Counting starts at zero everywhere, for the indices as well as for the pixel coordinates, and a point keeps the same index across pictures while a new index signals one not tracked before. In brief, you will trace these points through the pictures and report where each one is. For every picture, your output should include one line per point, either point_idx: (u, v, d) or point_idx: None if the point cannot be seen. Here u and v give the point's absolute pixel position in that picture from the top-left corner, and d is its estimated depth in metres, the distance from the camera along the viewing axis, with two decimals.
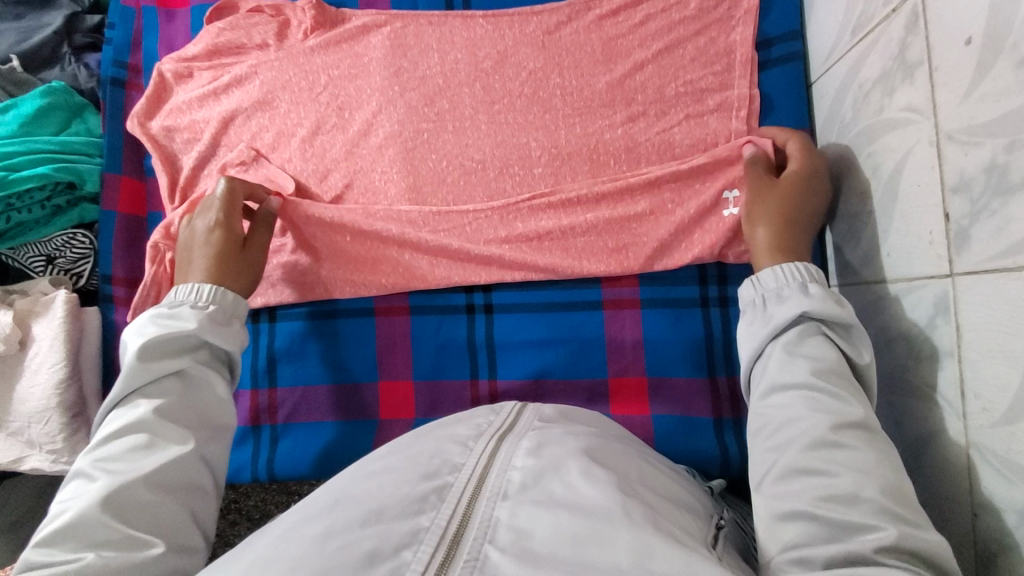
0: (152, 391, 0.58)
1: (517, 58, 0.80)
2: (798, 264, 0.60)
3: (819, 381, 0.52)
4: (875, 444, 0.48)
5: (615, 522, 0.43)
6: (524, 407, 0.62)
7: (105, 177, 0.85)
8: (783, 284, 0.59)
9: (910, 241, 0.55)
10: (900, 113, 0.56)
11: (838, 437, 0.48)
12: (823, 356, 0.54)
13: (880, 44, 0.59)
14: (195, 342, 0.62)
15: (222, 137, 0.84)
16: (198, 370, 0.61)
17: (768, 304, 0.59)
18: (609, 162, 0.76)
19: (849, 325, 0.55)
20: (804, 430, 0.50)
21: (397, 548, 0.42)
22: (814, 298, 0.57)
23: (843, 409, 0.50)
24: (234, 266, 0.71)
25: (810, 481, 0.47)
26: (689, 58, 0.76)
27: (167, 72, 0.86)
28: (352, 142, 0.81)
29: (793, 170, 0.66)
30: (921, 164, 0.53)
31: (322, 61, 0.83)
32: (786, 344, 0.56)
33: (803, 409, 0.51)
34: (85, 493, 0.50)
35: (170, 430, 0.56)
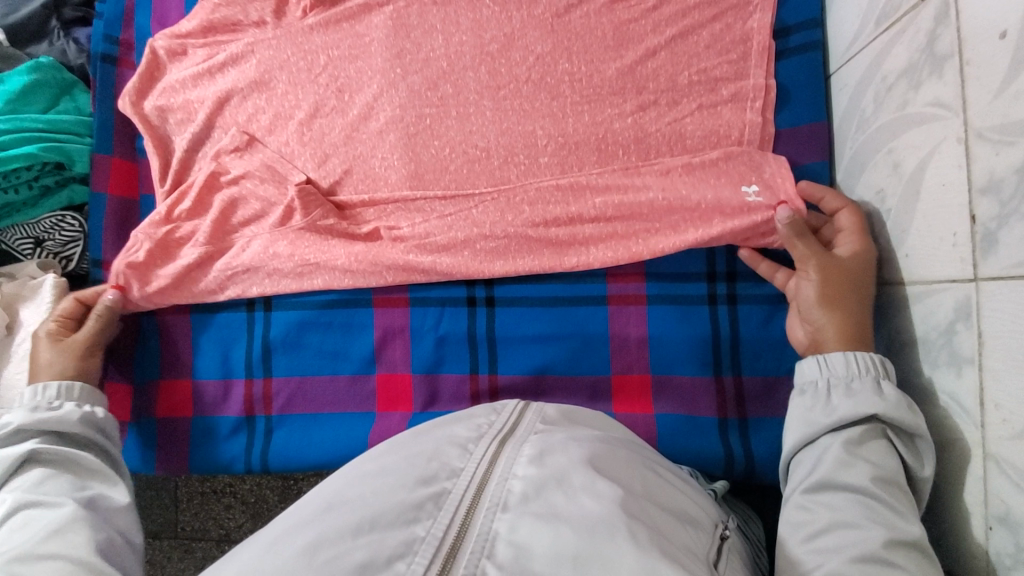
0: (13, 485, 0.61)
1: (524, 41, 0.76)
2: (869, 353, 0.57)
3: (877, 489, 0.51)
4: (924, 567, 0.47)
5: (617, 539, 0.42)
6: (526, 408, 0.61)
7: (96, 158, 0.82)
8: (855, 374, 0.57)
9: (932, 243, 0.53)
10: (925, 109, 0.54)
11: (889, 555, 0.47)
12: (885, 466, 0.53)
13: (908, 35, 0.56)
14: (40, 432, 0.65)
15: (217, 118, 0.81)
16: (49, 452, 0.63)
17: (833, 393, 0.57)
18: (618, 152, 0.74)
19: (920, 437, 0.53)
20: (854, 537, 0.49)
21: (390, 559, 0.42)
22: (887, 401, 0.54)
23: (899, 525, 0.49)
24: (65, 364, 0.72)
25: None
26: (704, 44, 0.73)
27: (160, 49, 0.83)
28: (352, 126, 0.78)
29: (855, 250, 0.61)
30: (946, 163, 0.51)
31: (322, 40, 0.80)
32: (848, 442, 0.54)
33: (856, 516, 0.50)
34: None
35: (43, 500, 0.58)
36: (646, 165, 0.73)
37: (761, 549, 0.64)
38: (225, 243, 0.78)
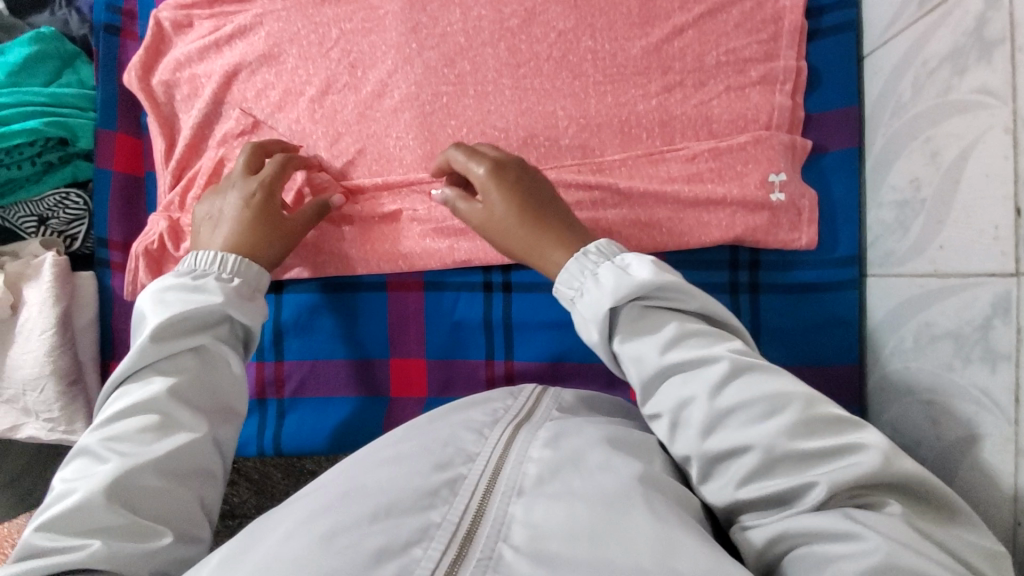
0: (167, 367, 0.56)
1: (546, 17, 0.73)
2: (575, 256, 0.57)
3: (671, 357, 0.50)
4: (757, 386, 0.47)
5: (633, 515, 0.42)
6: (543, 393, 0.61)
7: (99, 133, 0.79)
8: (580, 282, 0.56)
9: (971, 235, 0.51)
10: (969, 96, 0.52)
11: (721, 404, 0.47)
12: (662, 332, 0.52)
13: (953, 18, 0.54)
14: (219, 317, 0.59)
15: (226, 94, 0.78)
16: (216, 347, 0.58)
17: (579, 304, 0.55)
18: (642, 135, 0.72)
19: (663, 286, 0.52)
20: (693, 413, 0.48)
21: (406, 544, 0.41)
22: (605, 283, 0.53)
23: (708, 371, 0.49)
24: (261, 243, 0.65)
25: (738, 463, 0.46)
26: (734, 23, 0.70)
27: (165, 20, 0.80)
28: (365, 103, 0.76)
29: (484, 181, 0.65)
30: (991, 152, 0.49)
31: (334, 12, 0.76)
32: (625, 336, 0.53)
33: (679, 392, 0.50)
34: (95, 475, 0.49)
35: (182, 412, 0.54)
36: (671, 148, 0.71)
37: None
38: None
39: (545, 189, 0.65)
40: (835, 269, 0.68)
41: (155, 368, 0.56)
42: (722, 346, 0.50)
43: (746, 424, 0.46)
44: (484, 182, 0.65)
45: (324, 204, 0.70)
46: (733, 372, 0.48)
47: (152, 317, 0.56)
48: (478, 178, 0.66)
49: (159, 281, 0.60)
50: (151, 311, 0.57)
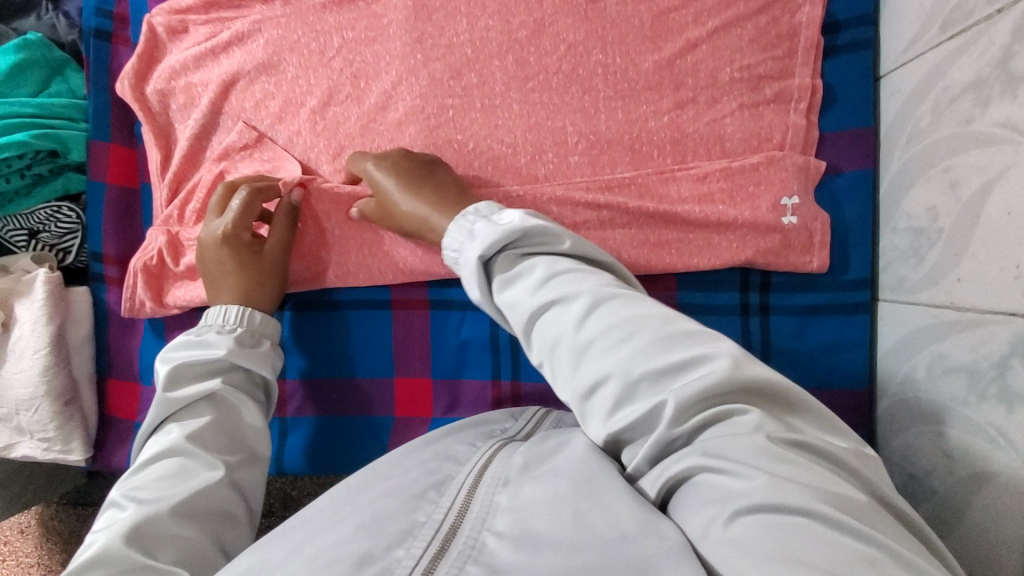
0: (183, 417, 0.60)
1: (556, 29, 0.71)
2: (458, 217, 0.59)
3: (542, 296, 0.49)
4: (618, 312, 0.46)
5: (609, 485, 0.42)
6: (546, 416, 0.62)
7: (93, 144, 0.77)
8: (460, 238, 0.57)
9: (990, 271, 0.51)
10: (992, 129, 0.51)
11: (585, 335, 0.46)
12: (530, 275, 0.51)
13: (977, 47, 0.53)
14: (229, 367, 0.64)
15: (223, 103, 0.75)
16: (227, 393, 0.62)
17: (461, 262, 0.56)
18: (653, 153, 0.70)
19: (526, 230, 0.53)
20: (563, 348, 0.47)
21: (389, 547, 0.39)
22: (478, 236, 0.54)
23: (572, 304, 0.48)
24: (252, 283, 0.69)
25: (601, 394, 0.45)
26: (748, 38, 0.69)
27: (158, 25, 0.76)
28: (368, 115, 0.73)
29: (378, 177, 0.67)
30: (1014, 190, 0.48)
31: (335, 20, 0.74)
32: (502, 285, 0.53)
33: (551, 330, 0.48)
34: (117, 522, 0.50)
35: (199, 455, 0.57)
36: (682, 167, 0.69)
37: None
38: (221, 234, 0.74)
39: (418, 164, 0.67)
40: (847, 292, 0.68)
41: (176, 421, 0.60)
42: (591, 281, 0.49)
43: (606, 351, 0.45)
44: (377, 181, 0.67)
45: (292, 208, 0.71)
46: (595, 304, 0.47)
47: (166, 374, 0.62)
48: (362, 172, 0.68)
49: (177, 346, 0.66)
50: (165, 371, 0.62)
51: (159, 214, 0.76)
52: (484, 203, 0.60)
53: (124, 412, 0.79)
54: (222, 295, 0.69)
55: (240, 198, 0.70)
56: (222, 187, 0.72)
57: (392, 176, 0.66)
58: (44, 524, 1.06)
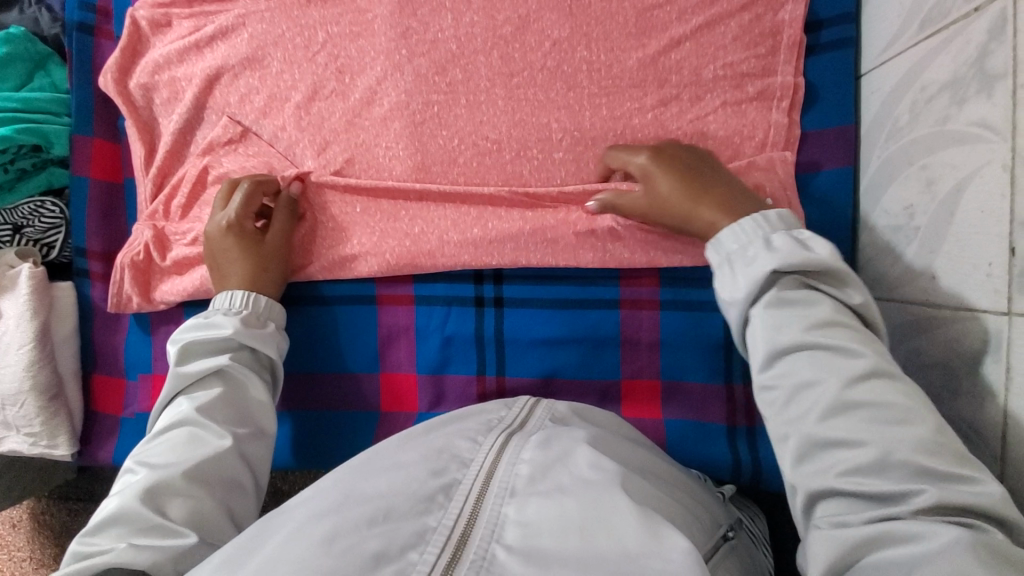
0: (194, 391, 0.61)
1: (541, 25, 0.71)
2: (751, 216, 0.54)
3: (814, 336, 0.46)
4: (893, 393, 0.43)
5: (617, 505, 0.42)
6: (536, 404, 0.62)
7: (75, 139, 0.76)
8: (747, 240, 0.53)
9: (965, 268, 0.51)
10: (967, 128, 0.51)
11: (851, 396, 0.43)
12: (811, 310, 0.48)
13: (954, 46, 0.53)
14: (237, 345, 0.64)
15: (207, 98, 0.75)
16: (236, 368, 0.63)
17: (735, 265, 0.52)
18: (636, 150, 0.71)
19: (833, 267, 0.49)
20: (816, 395, 0.44)
21: (402, 548, 0.40)
22: (780, 250, 0.50)
23: (850, 362, 0.45)
24: (258, 271, 0.69)
25: (837, 453, 0.43)
26: (731, 36, 0.69)
27: (142, 20, 0.76)
28: (353, 111, 0.73)
29: (647, 164, 0.65)
30: (988, 188, 0.49)
31: (320, 15, 0.73)
32: (770, 305, 0.49)
33: (807, 371, 0.46)
34: (130, 486, 0.52)
35: (208, 425, 0.58)
36: None
37: (763, 549, 0.65)
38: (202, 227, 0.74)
39: (690, 160, 0.64)
40: None
41: (188, 393, 0.61)
42: (875, 347, 0.46)
43: (872, 425, 0.42)
44: (646, 168, 0.65)
45: (292, 202, 0.72)
46: (876, 373, 0.44)
47: (176, 353, 0.63)
48: (640, 167, 0.65)
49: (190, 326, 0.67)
50: (177, 351, 0.63)
51: (143, 209, 0.77)
52: (772, 210, 0.55)
53: (110, 407, 0.79)
54: (228, 283, 0.69)
55: (241, 191, 0.71)
56: (223, 183, 0.73)
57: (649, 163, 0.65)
58: (35, 519, 1.06)
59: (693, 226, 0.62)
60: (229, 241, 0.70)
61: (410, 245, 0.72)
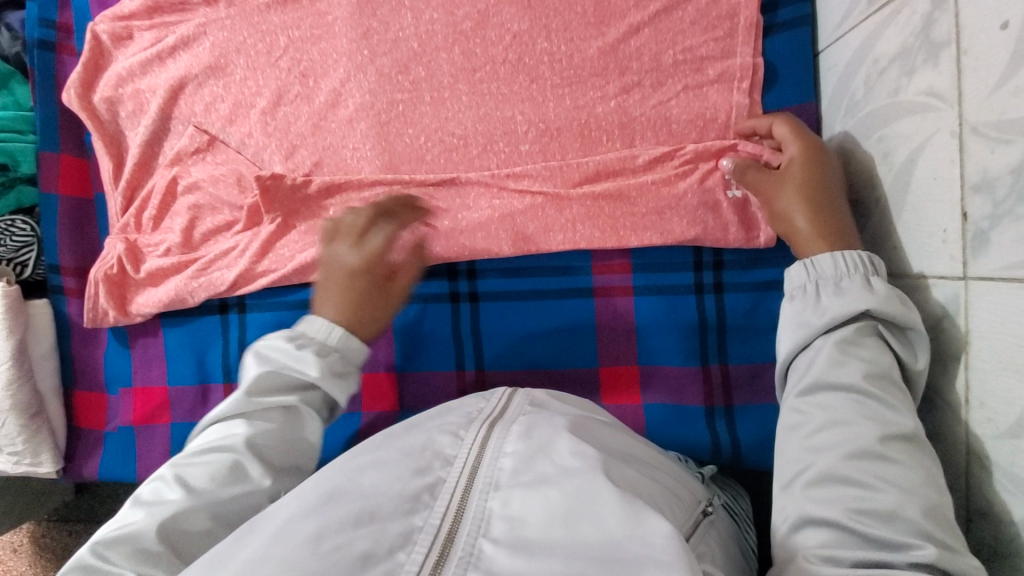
0: (264, 420, 0.55)
1: (500, 19, 0.72)
2: (859, 251, 0.52)
3: (872, 387, 0.46)
4: (920, 460, 0.43)
5: (600, 492, 0.42)
6: (513, 393, 0.59)
7: (42, 156, 0.77)
8: (845, 271, 0.51)
9: (922, 237, 0.52)
10: (917, 98, 0.52)
11: (885, 451, 0.43)
12: (876, 360, 0.48)
13: (901, 17, 0.54)
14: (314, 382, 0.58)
15: (172, 109, 0.75)
16: (304, 407, 0.56)
17: (823, 292, 0.51)
18: (602, 138, 0.71)
19: (912, 328, 0.48)
20: (849, 436, 0.44)
21: (390, 549, 0.39)
22: (878, 294, 0.49)
23: (893, 420, 0.45)
24: (364, 310, 0.60)
25: (848, 489, 0.42)
26: (689, 20, 0.69)
27: (103, 34, 0.76)
28: (319, 114, 0.74)
29: (795, 155, 0.61)
30: (939, 156, 0.49)
31: (281, 20, 0.74)
32: (841, 342, 0.49)
33: (850, 415, 0.45)
34: (161, 506, 0.49)
35: (248, 463, 0.53)
36: (630, 151, 0.70)
37: (745, 527, 0.65)
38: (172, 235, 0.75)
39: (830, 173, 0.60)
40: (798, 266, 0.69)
41: (250, 418, 0.55)
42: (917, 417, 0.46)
43: (897, 479, 0.42)
44: (791, 158, 0.61)
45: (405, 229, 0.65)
46: (913, 442, 0.44)
47: (260, 374, 0.55)
48: (787, 159, 0.62)
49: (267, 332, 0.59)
50: (257, 362, 0.56)
51: (115, 223, 0.77)
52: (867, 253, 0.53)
53: (93, 422, 0.80)
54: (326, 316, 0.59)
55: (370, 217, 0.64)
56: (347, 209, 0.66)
57: (796, 156, 0.61)
58: (36, 543, 1.05)
59: (774, 224, 0.62)
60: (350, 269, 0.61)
61: None
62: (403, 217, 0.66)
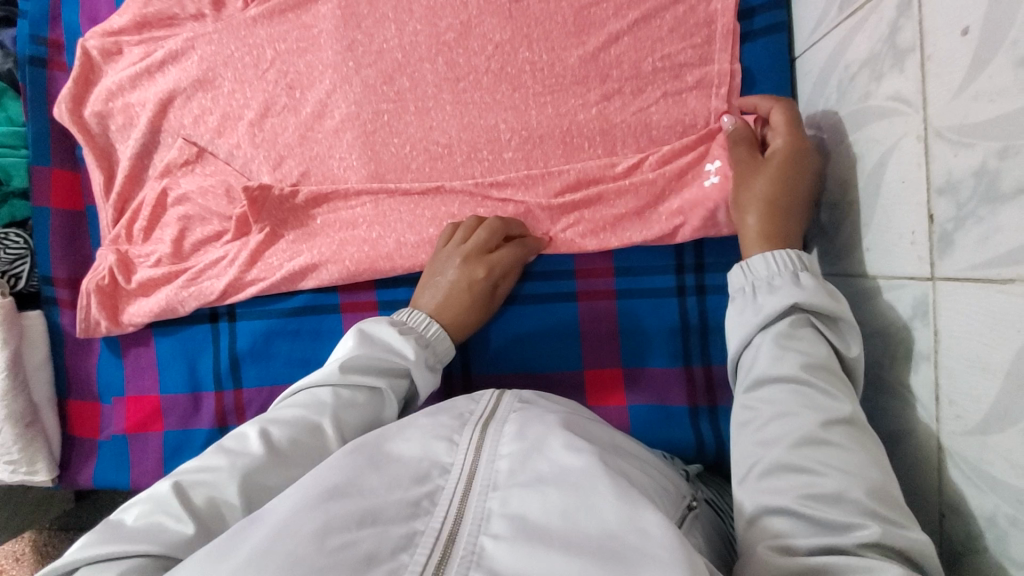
0: (353, 394, 0.57)
1: (482, 29, 0.73)
2: (786, 250, 0.56)
3: (809, 375, 0.48)
4: (862, 442, 0.45)
5: (597, 485, 0.39)
6: (501, 393, 0.55)
7: (34, 170, 0.78)
8: (776, 273, 0.55)
9: (892, 238, 0.53)
10: (886, 102, 0.53)
11: (825, 435, 0.45)
12: (813, 350, 0.50)
13: (870, 24, 0.55)
14: (402, 372, 0.62)
15: (162, 122, 0.77)
16: (387, 393, 0.59)
17: (758, 292, 0.55)
18: (583, 144, 0.72)
19: (840, 317, 0.51)
20: (792, 426, 0.46)
21: (393, 550, 0.37)
22: (806, 288, 0.52)
23: (831, 405, 0.46)
24: (459, 307, 0.68)
25: (796, 478, 0.43)
26: (667, 28, 0.70)
27: (93, 49, 0.78)
28: (306, 125, 0.75)
29: (781, 148, 0.62)
30: (907, 159, 0.50)
31: (267, 33, 0.75)
32: (778, 336, 0.51)
33: (789, 404, 0.47)
34: (235, 461, 0.48)
35: (329, 436, 0.53)
36: (611, 157, 0.71)
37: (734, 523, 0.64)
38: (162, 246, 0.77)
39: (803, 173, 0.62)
40: None
41: (336, 389, 0.56)
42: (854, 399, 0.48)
43: (838, 461, 0.43)
44: (777, 150, 0.63)
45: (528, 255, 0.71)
46: (852, 423, 0.46)
47: (362, 355, 0.59)
48: (772, 149, 0.63)
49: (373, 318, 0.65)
50: (355, 341, 0.60)
51: (106, 235, 0.78)
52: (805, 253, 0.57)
53: (87, 431, 0.81)
54: (425, 301, 0.69)
55: (490, 227, 0.69)
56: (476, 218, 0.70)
57: (783, 150, 0.62)
58: (38, 551, 1.04)
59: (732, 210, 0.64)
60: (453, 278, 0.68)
61: (369, 251, 0.73)
62: (528, 245, 0.71)
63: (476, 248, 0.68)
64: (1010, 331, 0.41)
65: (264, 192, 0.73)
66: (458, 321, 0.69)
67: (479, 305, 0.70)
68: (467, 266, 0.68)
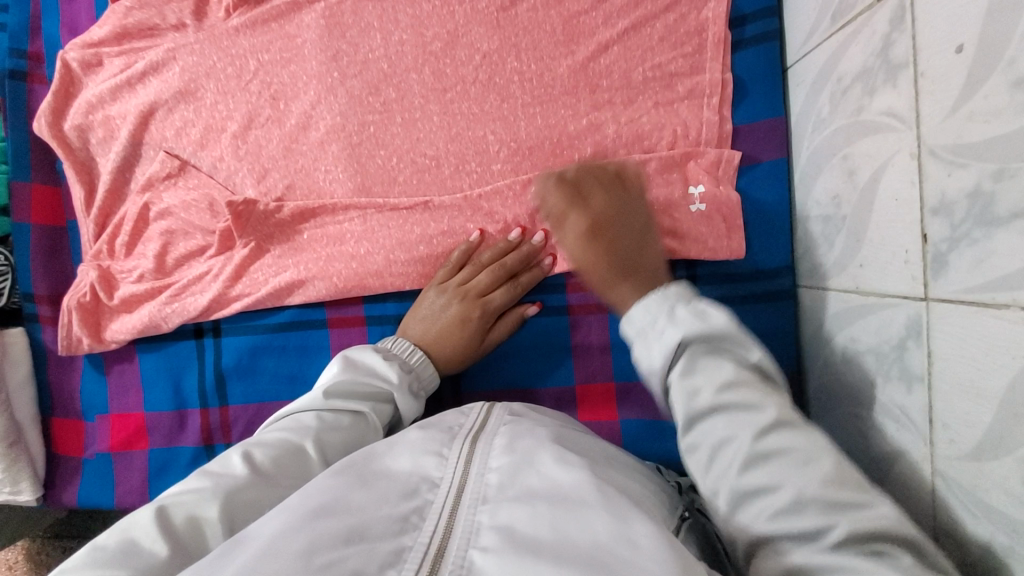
0: (337, 419, 0.56)
1: (469, 39, 0.71)
2: (656, 289, 0.52)
3: (726, 397, 0.45)
4: (802, 438, 0.42)
5: (590, 502, 0.38)
6: (491, 406, 0.53)
7: (15, 186, 0.77)
8: (652, 315, 0.50)
9: (886, 256, 0.52)
10: (879, 117, 0.52)
11: (763, 449, 0.42)
12: (719, 370, 0.46)
13: (863, 37, 0.54)
14: (386, 398, 0.62)
15: (143, 134, 0.75)
16: (372, 418, 0.58)
17: (646, 340, 0.50)
18: (574, 156, 0.71)
19: (734, 331, 0.47)
20: (730, 453, 0.43)
21: (381, 567, 0.34)
22: (683, 322, 0.48)
23: (759, 416, 0.43)
24: (455, 341, 0.69)
25: (760, 499, 0.42)
26: (658, 37, 0.69)
27: (73, 61, 0.76)
28: (290, 136, 0.73)
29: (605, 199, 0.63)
30: (899, 176, 0.49)
31: (250, 43, 0.73)
32: (681, 373, 0.47)
33: (721, 432, 0.44)
34: (220, 482, 0.46)
35: (311, 458, 0.52)
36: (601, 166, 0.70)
37: None
38: (145, 260, 0.75)
39: (643, 216, 0.63)
40: (771, 280, 0.69)
41: (320, 413, 0.56)
42: (774, 395, 0.45)
43: (789, 469, 0.41)
44: (602, 212, 0.63)
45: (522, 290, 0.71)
46: (780, 424, 0.43)
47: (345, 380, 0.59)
48: (596, 206, 0.63)
49: (358, 347, 0.66)
50: (340, 367, 0.61)
51: (88, 250, 0.77)
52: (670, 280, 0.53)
53: (71, 449, 0.80)
54: (415, 331, 0.70)
55: (486, 268, 0.70)
56: (466, 250, 0.71)
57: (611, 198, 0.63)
58: (32, 560, 1.03)
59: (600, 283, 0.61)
60: (446, 312, 0.69)
61: (356, 266, 0.71)
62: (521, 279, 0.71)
63: (473, 287, 0.69)
64: (1005, 358, 0.40)
65: (249, 207, 0.72)
66: (451, 355, 0.69)
67: (473, 339, 0.70)
68: (464, 303, 0.69)
